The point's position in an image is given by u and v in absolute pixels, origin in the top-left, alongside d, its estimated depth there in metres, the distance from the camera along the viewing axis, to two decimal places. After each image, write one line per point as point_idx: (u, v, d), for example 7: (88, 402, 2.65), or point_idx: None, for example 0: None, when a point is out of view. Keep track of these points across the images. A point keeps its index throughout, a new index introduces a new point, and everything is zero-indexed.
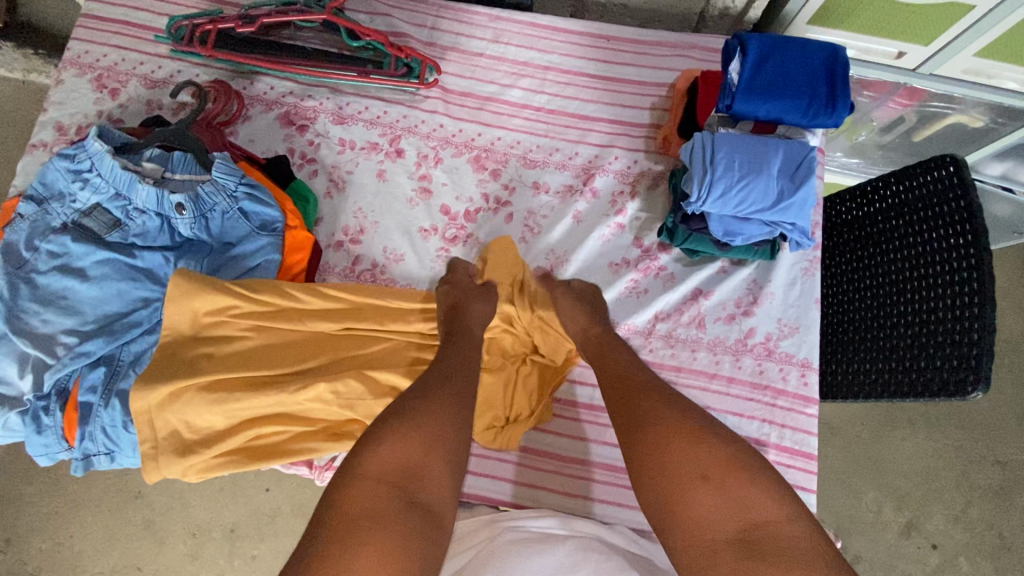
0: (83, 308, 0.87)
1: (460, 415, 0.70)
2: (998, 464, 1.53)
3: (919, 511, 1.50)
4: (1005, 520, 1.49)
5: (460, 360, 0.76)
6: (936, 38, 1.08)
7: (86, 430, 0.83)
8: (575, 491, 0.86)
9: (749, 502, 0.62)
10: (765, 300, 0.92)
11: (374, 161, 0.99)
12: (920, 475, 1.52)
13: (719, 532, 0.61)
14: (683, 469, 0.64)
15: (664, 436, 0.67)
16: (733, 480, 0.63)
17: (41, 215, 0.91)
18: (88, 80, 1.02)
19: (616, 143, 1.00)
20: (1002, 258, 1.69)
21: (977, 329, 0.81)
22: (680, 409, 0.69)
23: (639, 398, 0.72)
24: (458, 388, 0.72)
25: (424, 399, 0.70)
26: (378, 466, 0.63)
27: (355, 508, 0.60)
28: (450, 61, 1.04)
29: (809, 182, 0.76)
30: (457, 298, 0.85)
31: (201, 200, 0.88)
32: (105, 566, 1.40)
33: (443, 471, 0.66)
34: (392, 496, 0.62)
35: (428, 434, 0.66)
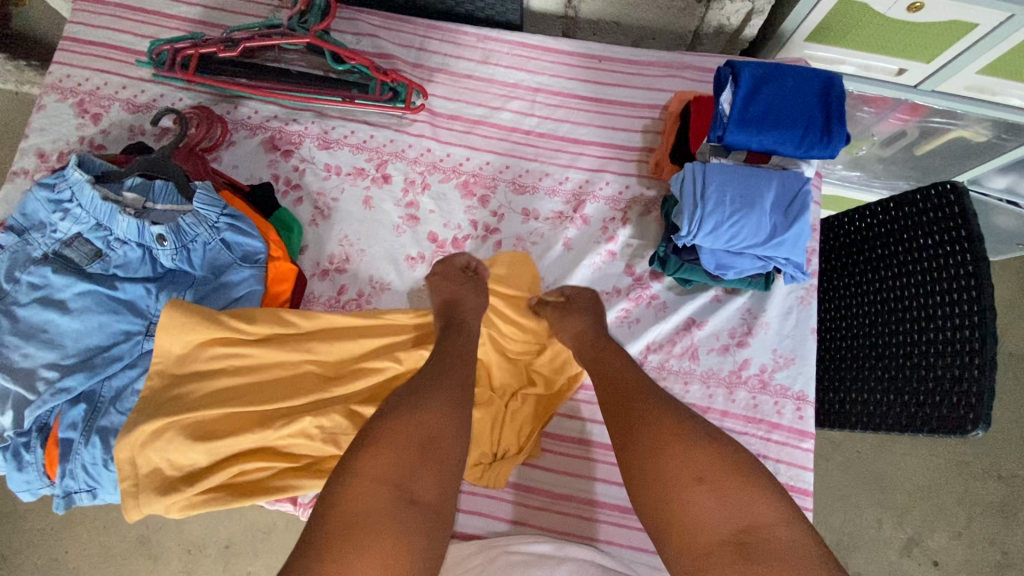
0: (63, 342, 0.85)
1: (459, 410, 0.69)
2: (1001, 479, 1.50)
3: (921, 528, 1.48)
4: (1008, 536, 1.47)
5: (456, 357, 0.76)
6: (937, 56, 1.06)
7: (66, 467, 0.82)
8: (569, 528, 0.84)
9: (744, 504, 0.61)
10: (759, 331, 0.90)
11: (361, 187, 0.97)
12: (921, 490, 1.50)
13: (715, 535, 0.60)
14: (677, 471, 0.64)
15: (659, 439, 0.66)
16: (727, 483, 0.62)
17: (22, 245, 0.90)
18: (70, 105, 1.00)
19: (607, 168, 0.98)
20: (1005, 269, 1.66)
21: (978, 365, 0.79)
22: (670, 407, 0.69)
23: (634, 397, 0.72)
24: (458, 384, 0.72)
25: (423, 395, 0.69)
26: (377, 465, 0.62)
27: (353, 509, 0.59)
28: (439, 83, 1.02)
29: (804, 217, 0.73)
30: (450, 288, 0.85)
31: (182, 231, 0.86)
32: None
33: (441, 468, 0.64)
34: (393, 494, 0.61)
35: (434, 428, 0.66)
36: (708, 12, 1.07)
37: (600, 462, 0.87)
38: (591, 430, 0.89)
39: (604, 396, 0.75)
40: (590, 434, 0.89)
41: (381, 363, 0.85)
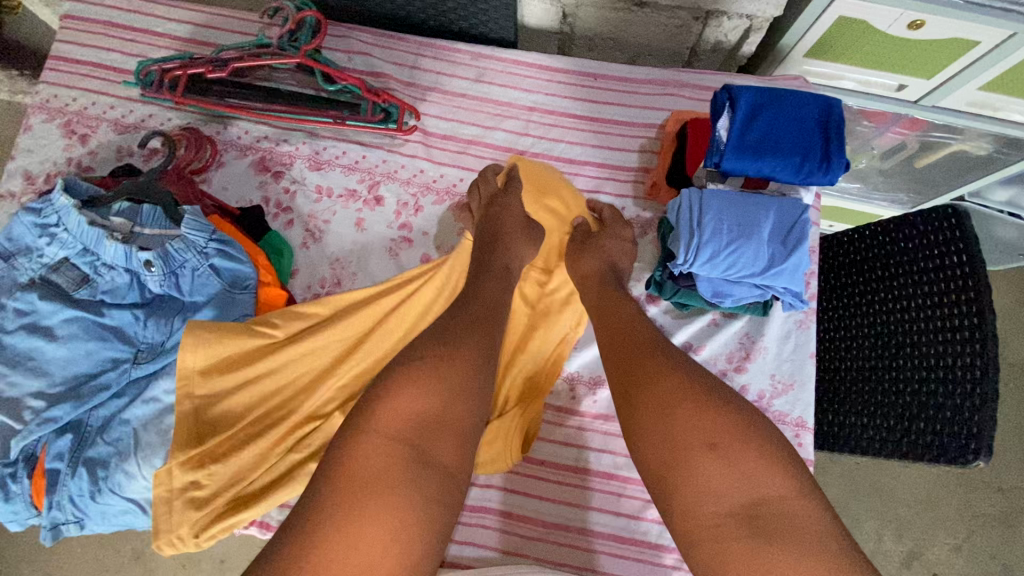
0: (50, 370, 0.83)
1: (478, 368, 0.66)
2: (1001, 491, 1.49)
3: (921, 541, 1.47)
4: (1009, 549, 1.46)
5: (483, 311, 0.73)
6: (938, 72, 1.04)
7: (53, 499, 0.80)
8: (565, 559, 0.82)
9: (758, 476, 0.59)
10: (757, 355, 0.88)
11: (353, 209, 0.96)
12: (921, 503, 1.49)
13: (723, 505, 0.59)
14: (690, 435, 0.61)
15: (674, 398, 0.64)
16: (742, 452, 0.60)
17: (8, 271, 0.89)
18: (57, 126, 0.99)
19: (602, 188, 0.96)
20: (1007, 280, 1.65)
21: (980, 393, 0.77)
22: (686, 368, 0.67)
23: (648, 355, 0.70)
24: (476, 340, 0.68)
25: (441, 350, 0.66)
26: (388, 423, 0.60)
27: (357, 468, 0.58)
28: (431, 102, 1.00)
29: (802, 247, 0.71)
30: (495, 225, 0.84)
31: (170, 257, 0.84)
32: None
33: (457, 430, 0.62)
34: (404, 453, 0.59)
35: (446, 389, 0.63)
36: (705, 29, 1.06)
37: (595, 491, 0.86)
38: (587, 458, 0.87)
39: (618, 349, 0.73)
40: (586, 462, 0.87)
41: None
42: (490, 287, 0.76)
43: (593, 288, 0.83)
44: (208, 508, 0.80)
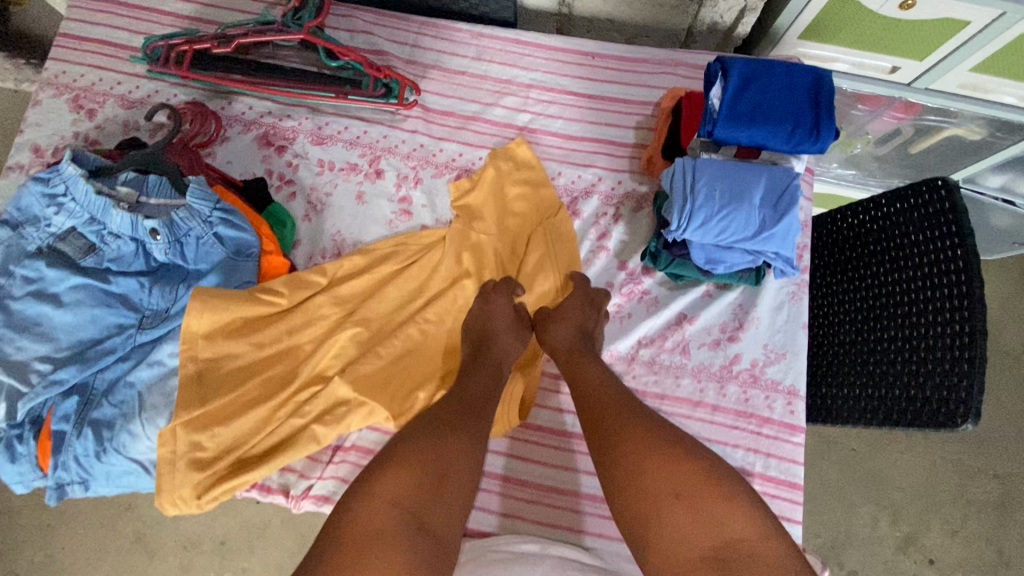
0: (56, 335, 0.85)
1: (477, 443, 0.70)
2: (996, 478, 1.50)
3: (917, 526, 1.48)
4: (1005, 535, 1.47)
5: (472, 399, 0.75)
6: (930, 53, 1.06)
7: (59, 459, 0.82)
8: (556, 521, 0.84)
9: (722, 520, 0.60)
10: (751, 326, 0.90)
11: (354, 182, 0.98)
12: (916, 488, 1.50)
13: (692, 552, 0.60)
14: (655, 486, 0.63)
15: (639, 451, 0.66)
16: (706, 499, 0.61)
17: (16, 239, 0.91)
18: (65, 101, 1.01)
19: (598, 164, 0.98)
20: (1003, 269, 1.66)
21: (968, 360, 0.79)
22: (651, 423, 0.69)
23: (616, 411, 0.72)
24: (473, 418, 0.73)
25: (435, 426, 0.70)
26: (390, 484, 0.62)
27: (357, 528, 0.59)
28: (432, 79, 1.02)
29: (793, 211, 0.73)
30: (480, 325, 0.85)
31: (175, 225, 0.86)
32: None
33: (453, 502, 0.64)
34: (404, 520, 0.60)
35: (448, 456, 0.66)
36: (701, 10, 1.08)
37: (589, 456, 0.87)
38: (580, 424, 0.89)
39: (590, 408, 0.75)
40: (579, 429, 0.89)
41: (371, 360, 0.86)
42: (478, 381, 0.78)
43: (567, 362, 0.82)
44: (209, 469, 0.82)
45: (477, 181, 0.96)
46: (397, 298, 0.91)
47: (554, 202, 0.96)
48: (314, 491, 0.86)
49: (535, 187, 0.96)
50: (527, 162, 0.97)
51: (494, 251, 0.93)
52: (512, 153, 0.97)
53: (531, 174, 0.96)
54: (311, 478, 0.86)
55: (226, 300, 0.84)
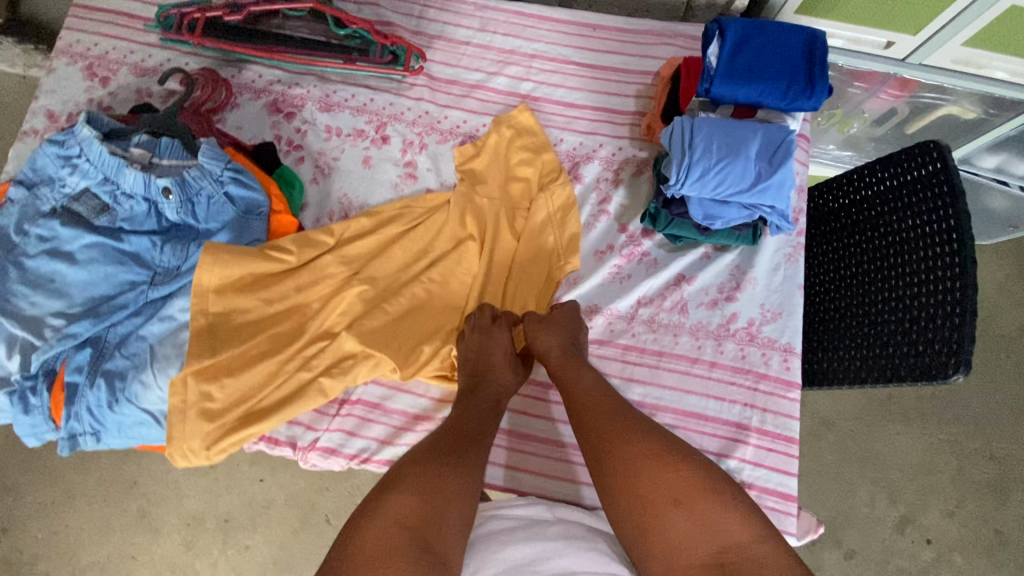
0: (71, 291, 0.87)
1: (477, 465, 0.72)
2: (993, 459, 1.52)
3: (914, 506, 1.49)
4: (1002, 515, 1.48)
5: (471, 425, 0.78)
6: (924, 27, 1.09)
7: (72, 410, 0.84)
8: (549, 472, 0.90)
9: (719, 525, 0.66)
10: (748, 286, 0.92)
11: (360, 147, 1.00)
12: (914, 469, 1.52)
13: (694, 556, 0.65)
14: (655, 494, 0.68)
15: (638, 462, 0.70)
16: (703, 504, 0.67)
17: (32, 199, 0.93)
18: (80, 69, 1.03)
19: (599, 131, 1.01)
20: (1000, 252, 1.68)
21: (959, 313, 0.81)
22: (646, 432, 0.73)
23: (611, 419, 0.75)
24: (473, 441, 0.75)
25: (436, 451, 0.72)
26: (396, 508, 0.65)
27: (370, 549, 0.62)
28: (437, 49, 1.05)
29: (787, 164, 0.75)
30: (475, 354, 0.85)
31: (187, 184, 0.89)
32: (101, 555, 1.40)
33: (457, 521, 0.66)
34: (410, 540, 0.62)
35: (451, 479, 0.69)
36: None
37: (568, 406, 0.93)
38: None
39: (584, 418, 0.76)
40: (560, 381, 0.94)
41: (377, 315, 0.88)
42: (476, 408, 0.80)
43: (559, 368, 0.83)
44: (220, 420, 0.84)
45: (481, 147, 0.98)
46: (402, 258, 0.93)
47: (557, 166, 0.98)
48: (321, 443, 0.88)
49: (537, 152, 0.98)
50: (531, 129, 0.99)
51: (496, 213, 0.95)
52: (515, 117, 1.00)
53: (534, 139, 0.99)
54: (318, 430, 0.89)
55: (236, 255, 0.86)
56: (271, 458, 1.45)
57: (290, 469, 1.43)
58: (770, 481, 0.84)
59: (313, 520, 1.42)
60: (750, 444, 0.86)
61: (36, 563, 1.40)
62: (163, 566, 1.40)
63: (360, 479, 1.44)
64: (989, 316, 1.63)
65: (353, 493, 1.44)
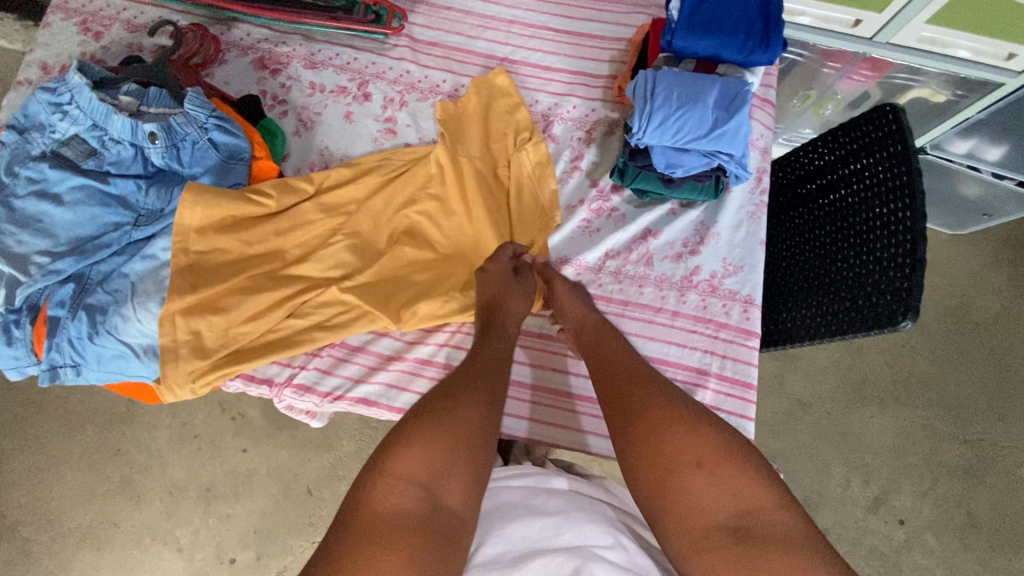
0: (56, 231, 0.90)
1: (488, 410, 0.70)
2: (966, 442, 1.42)
3: (888, 486, 1.39)
4: (974, 497, 1.38)
5: (482, 365, 0.76)
6: (887, 5, 1.11)
7: (53, 341, 0.86)
8: (562, 422, 0.92)
9: (741, 491, 0.63)
10: (710, 240, 0.95)
11: (343, 103, 1.04)
12: (889, 451, 1.42)
13: (711, 518, 0.63)
14: (676, 456, 0.66)
15: (662, 423, 0.68)
16: (726, 469, 0.64)
17: (22, 143, 0.95)
18: (74, 24, 1.07)
19: (573, 93, 1.05)
20: (987, 230, 1.56)
21: (908, 264, 0.81)
22: (671, 397, 0.70)
23: (635, 384, 0.73)
24: (486, 387, 0.72)
25: (447, 398, 0.69)
26: (405, 465, 0.63)
27: (380, 505, 0.61)
28: (420, 13, 1.10)
29: (741, 112, 0.85)
30: (495, 292, 0.86)
31: (173, 130, 0.93)
32: (80, 522, 1.39)
33: (471, 472, 0.65)
34: (420, 496, 0.62)
35: (459, 429, 0.66)
36: None
37: (571, 356, 0.95)
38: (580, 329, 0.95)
39: (610, 381, 0.76)
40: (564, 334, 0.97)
41: (352, 259, 0.93)
42: (494, 348, 0.79)
43: (590, 327, 0.85)
44: (209, 357, 0.87)
45: (462, 106, 1.02)
46: (380, 209, 0.95)
47: (529, 123, 1.01)
48: (297, 380, 0.92)
49: (511, 109, 1.02)
50: (506, 88, 1.03)
51: (475, 170, 0.97)
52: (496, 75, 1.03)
53: (511, 99, 1.02)
54: (294, 367, 0.93)
55: (219, 195, 0.90)
56: (255, 427, 1.44)
57: (276, 439, 1.42)
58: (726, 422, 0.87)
59: (295, 490, 1.40)
60: (708, 389, 0.89)
61: (15, 529, 1.38)
62: (145, 533, 1.38)
63: (343, 451, 1.42)
64: (965, 301, 1.52)
65: (336, 466, 1.40)
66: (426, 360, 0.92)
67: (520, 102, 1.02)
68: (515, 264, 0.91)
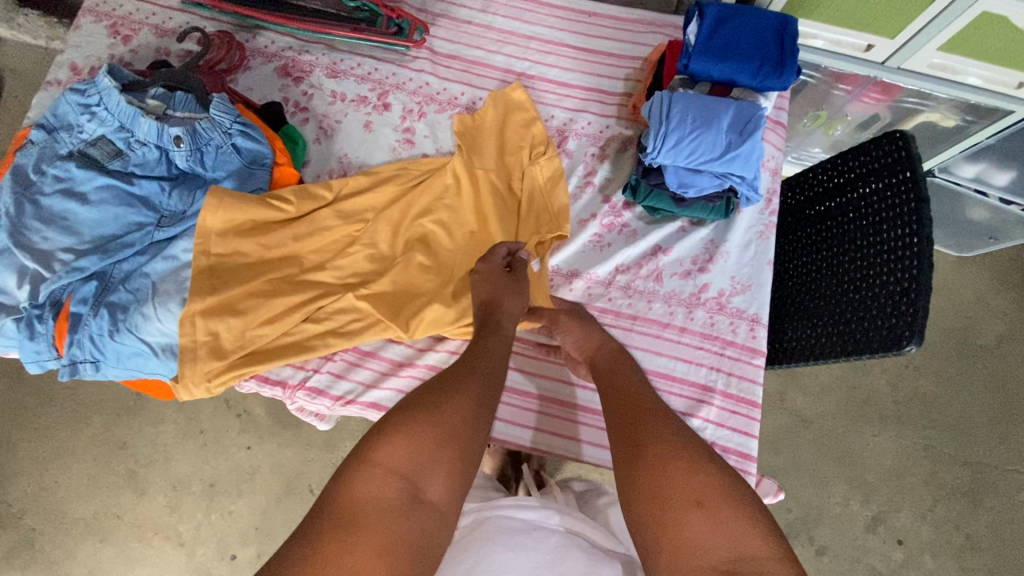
0: (81, 229, 0.92)
1: (481, 409, 0.70)
2: (967, 465, 1.42)
3: (887, 506, 1.40)
4: (973, 521, 1.39)
5: (477, 365, 0.75)
6: (901, 31, 1.12)
7: (74, 337, 0.88)
8: (559, 431, 0.93)
9: (740, 535, 0.63)
10: (720, 259, 0.97)
11: (363, 112, 1.07)
12: (889, 471, 1.42)
13: (707, 560, 0.62)
14: (679, 491, 0.66)
15: (666, 457, 0.68)
16: (727, 512, 0.64)
17: (50, 142, 0.97)
18: (104, 27, 1.10)
19: (588, 109, 1.07)
20: (993, 253, 1.57)
21: (914, 290, 0.82)
22: (679, 432, 0.72)
23: (644, 416, 0.74)
24: (480, 386, 0.72)
25: (439, 395, 0.69)
26: (389, 455, 0.63)
27: (359, 491, 0.61)
28: (441, 26, 1.13)
29: (754, 136, 0.87)
30: (491, 291, 0.85)
31: (198, 135, 0.95)
32: (85, 513, 1.40)
33: (456, 469, 0.65)
34: (401, 487, 0.62)
35: (449, 424, 0.66)
36: None
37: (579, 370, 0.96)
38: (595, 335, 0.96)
39: (619, 411, 0.76)
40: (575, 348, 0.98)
41: (367, 268, 0.95)
42: (493, 348, 0.78)
43: (603, 357, 0.85)
44: (225, 359, 0.89)
45: (479, 119, 1.04)
46: (396, 218, 0.97)
47: (544, 138, 1.03)
48: (309, 383, 0.94)
49: (526, 123, 1.04)
50: (523, 102, 1.05)
51: (490, 183, 0.99)
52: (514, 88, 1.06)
53: (527, 113, 1.04)
54: (307, 369, 0.95)
55: (240, 200, 0.92)
56: (260, 425, 1.45)
57: (281, 437, 1.44)
58: (731, 441, 0.88)
59: (298, 488, 1.41)
60: (714, 406, 0.90)
61: (20, 518, 1.40)
62: (147, 526, 1.40)
63: (347, 451, 1.44)
64: (969, 324, 1.53)
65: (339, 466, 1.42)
66: (436, 367, 0.94)
67: (536, 117, 1.04)
68: (509, 262, 0.90)
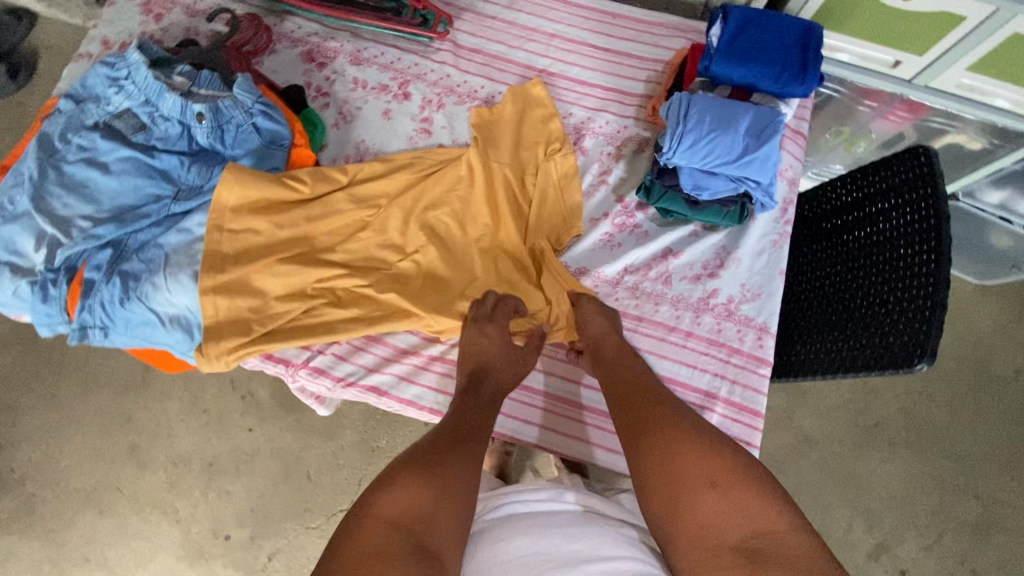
0: (101, 198, 0.94)
1: (473, 466, 0.70)
2: (977, 498, 1.38)
3: (891, 534, 1.36)
4: (980, 556, 1.35)
5: (466, 423, 0.76)
6: (928, 48, 1.11)
7: (86, 302, 0.89)
8: (566, 431, 0.92)
9: (755, 511, 0.63)
10: (730, 265, 0.96)
11: (383, 100, 1.08)
12: (896, 498, 1.39)
13: (723, 537, 0.62)
14: (690, 472, 0.66)
15: (674, 442, 0.69)
16: (739, 489, 0.64)
17: (77, 112, 1.00)
18: (137, 5, 1.13)
19: (606, 109, 1.07)
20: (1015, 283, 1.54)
21: (929, 308, 0.80)
22: (687, 417, 0.72)
23: (649, 405, 0.74)
24: (472, 443, 0.73)
25: (434, 450, 0.70)
26: (390, 508, 0.62)
27: (363, 545, 0.59)
28: (465, 20, 1.14)
29: (771, 140, 0.86)
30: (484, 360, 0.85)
31: (220, 112, 0.97)
32: (85, 483, 1.42)
33: (455, 521, 0.64)
34: (405, 538, 0.60)
35: (445, 477, 0.67)
36: None
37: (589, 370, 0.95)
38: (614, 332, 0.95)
39: (624, 402, 0.77)
40: None
41: (376, 253, 0.96)
42: (482, 411, 0.79)
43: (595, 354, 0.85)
44: (230, 333, 0.89)
45: (497, 113, 1.04)
46: (408, 205, 0.97)
47: (561, 135, 1.03)
48: (313, 363, 0.94)
49: (544, 120, 1.04)
50: (542, 99, 1.05)
51: (504, 176, 0.99)
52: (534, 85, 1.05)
53: (546, 110, 1.04)
54: (312, 350, 0.95)
55: (256, 177, 0.94)
56: (262, 408, 1.46)
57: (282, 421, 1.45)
58: None
59: (295, 474, 1.42)
60: (715, 413, 0.89)
61: (23, 484, 1.42)
62: (145, 501, 1.41)
63: (346, 440, 1.44)
64: (987, 353, 1.49)
65: (337, 454, 1.42)
66: (440, 358, 0.94)
67: (555, 114, 1.05)
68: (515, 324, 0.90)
